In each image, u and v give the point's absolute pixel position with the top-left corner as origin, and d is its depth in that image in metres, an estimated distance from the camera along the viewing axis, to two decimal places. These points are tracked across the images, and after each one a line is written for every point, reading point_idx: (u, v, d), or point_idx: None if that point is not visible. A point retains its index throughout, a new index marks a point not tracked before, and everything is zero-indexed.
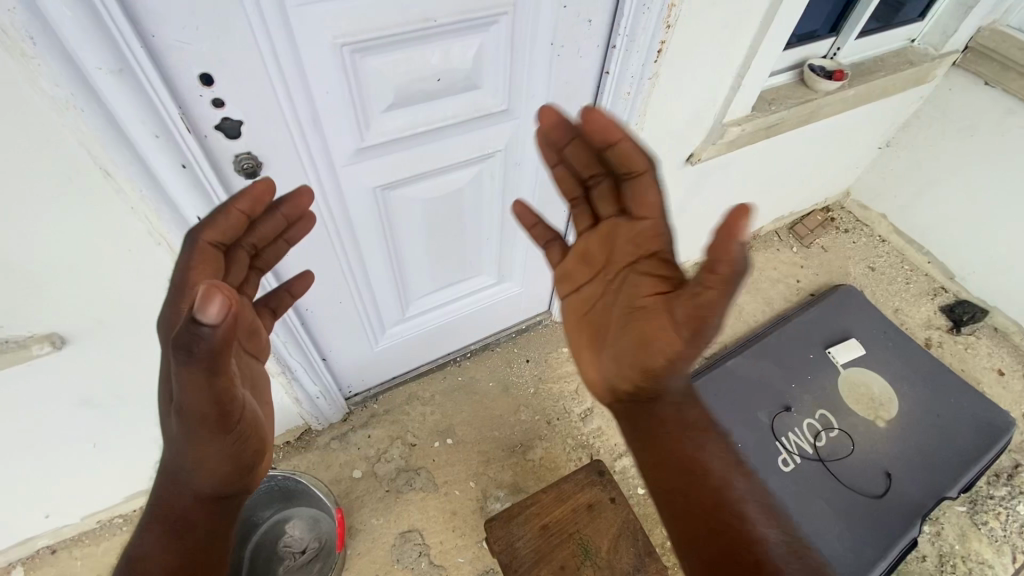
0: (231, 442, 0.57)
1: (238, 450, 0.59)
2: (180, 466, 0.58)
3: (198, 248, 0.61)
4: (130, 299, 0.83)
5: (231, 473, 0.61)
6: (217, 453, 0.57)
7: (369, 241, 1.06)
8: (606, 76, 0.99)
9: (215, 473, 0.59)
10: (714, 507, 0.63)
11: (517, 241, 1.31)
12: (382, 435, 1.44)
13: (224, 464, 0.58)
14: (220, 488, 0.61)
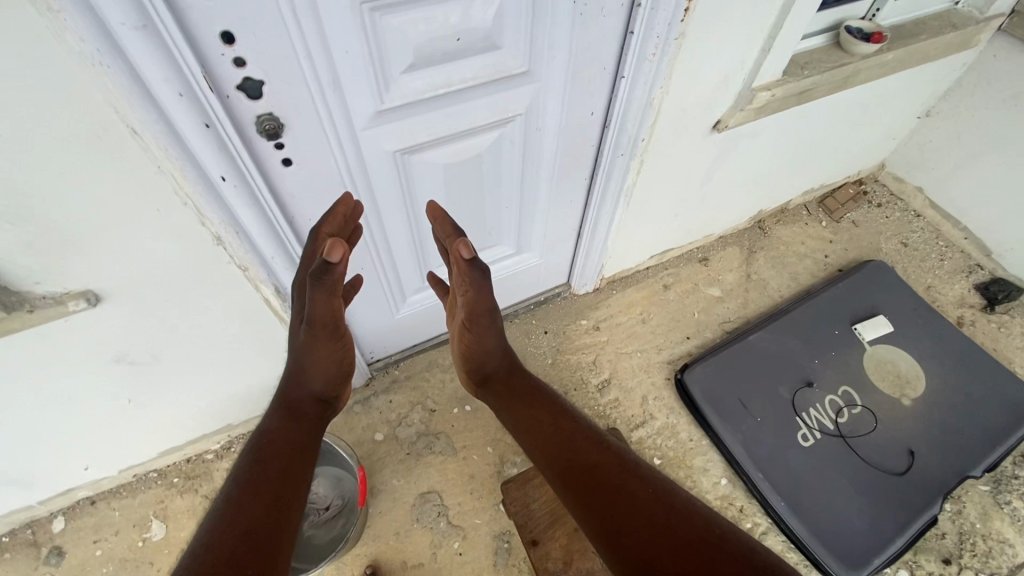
0: (330, 348, 0.81)
1: (338, 358, 0.85)
2: (301, 368, 0.82)
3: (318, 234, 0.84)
4: (159, 259, 0.86)
5: (332, 379, 0.85)
6: (329, 355, 0.82)
7: (389, 207, 1.07)
8: (630, 36, 0.96)
9: (324, 376, 0.83)
10: (592, 455, 0.76)
11: (538, 210, 1.30)
12: (402, 400, 1.47)
13: (332, 366, 0.84)
14: (323, 391, 0.84)
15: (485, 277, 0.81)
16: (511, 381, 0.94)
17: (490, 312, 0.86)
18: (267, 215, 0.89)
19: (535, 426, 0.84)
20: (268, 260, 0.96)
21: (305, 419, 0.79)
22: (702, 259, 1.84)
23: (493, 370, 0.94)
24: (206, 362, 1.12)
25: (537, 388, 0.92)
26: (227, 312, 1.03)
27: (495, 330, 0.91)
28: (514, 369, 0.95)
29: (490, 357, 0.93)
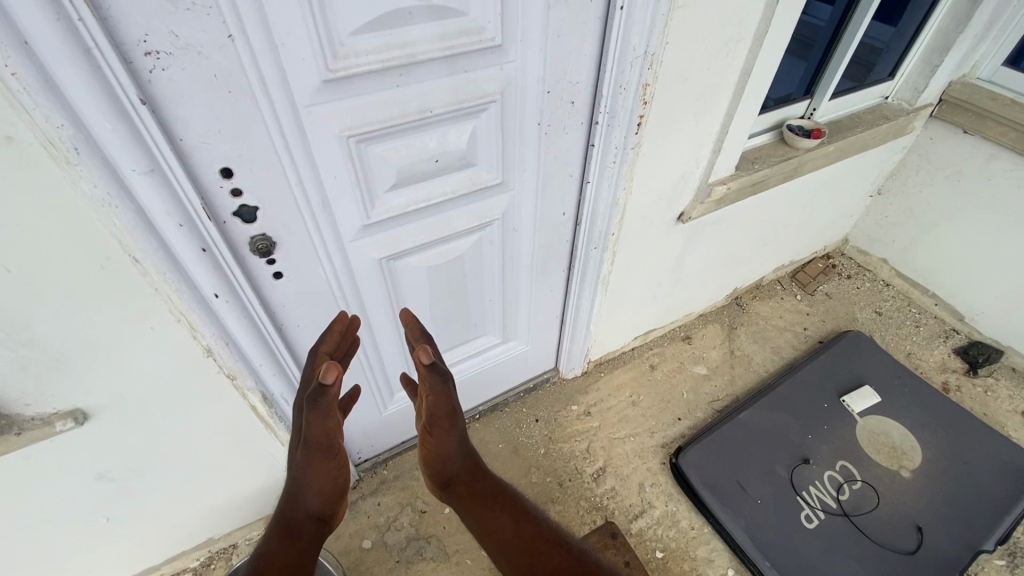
0: (326, 467, 0.75)
1: (338, 475, 0.78)
2: (299, 490, 0.75)
3: (320, 353, 0.85)
4: (150, 373, 0.88)
5: (330, 500, 0.77)
6: (327, 473, 0.76)
7: (375, 310, 1.11)
8: (592, 148, 1.07)
9: (321, 497, 0.75)
10: (557, 555, 0.76)
11: (520, 302, 1.35)
12: (392, 502, 1.43)
13: (329, 486, 0.76)
14: (321, 512, 0.76)
15: (445, 381, 0.80)
16: (474, 484, 0.86)
17: (452, 415, 0.83)
18: (257, 325, 0.92)
19: (497, 531, 0.80)
20: (256, 367, 0.98)
21: (301, 545, 0.72)
22: (686, 337, 1.88)
23: (454, 475, 0.86)
24: (191, 473, 1.10)
25: (502, 488, 0.87)
26: (215, 421, 1.03)
27: (458, 432, 0.86)
28: (477, 470, 0.87)
29: (451, 461, 0.85)
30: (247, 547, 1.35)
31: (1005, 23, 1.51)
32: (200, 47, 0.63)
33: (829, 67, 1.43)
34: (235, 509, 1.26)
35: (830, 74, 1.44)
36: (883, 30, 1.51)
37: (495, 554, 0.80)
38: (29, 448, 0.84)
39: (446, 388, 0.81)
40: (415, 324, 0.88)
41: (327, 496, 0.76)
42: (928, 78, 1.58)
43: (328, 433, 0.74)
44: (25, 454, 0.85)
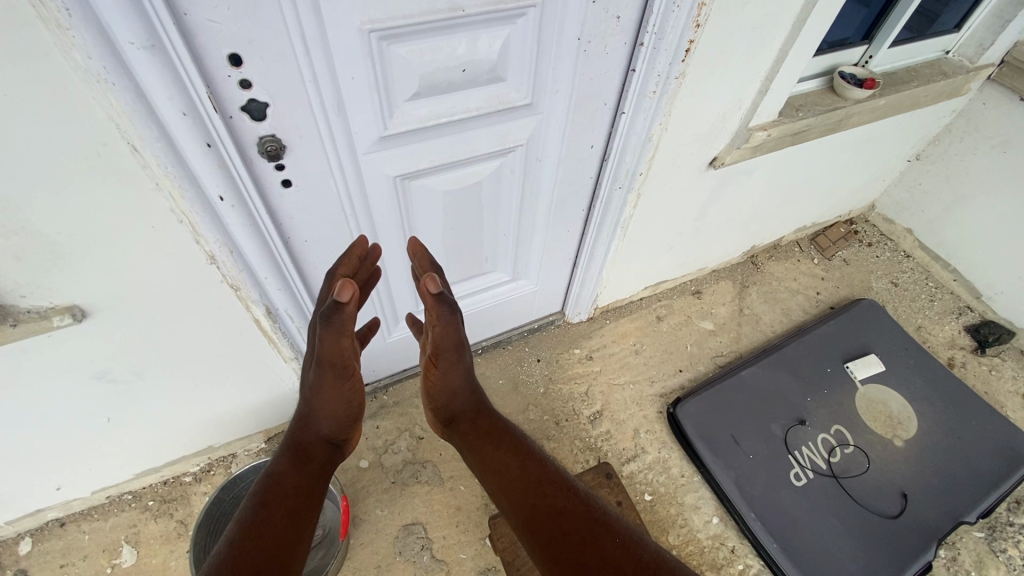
0: (339, 391, 0.75)
1: (350, 399, 0.78)
2: (310, 411, 0.77)
3: (335, 277, 0.83)
4: (151, 276, 0.84)
5: (340, 423, 0.78)
6: (340, 397, 0.76)
7: (384, 232, 1.06)
8: (631, 74, 0.98)
9: (332, 416, 0.76)
10: (559, 497, 0.75)
11: (534, 238, 1.30)
12: (390, 427, 1.44)
13: (340, 408, 0.77)
14: (332, 434, 0.78)
15: (453, 313, 0.76)
16: (479, 421, 0.88)
17: (458, 347, 0.81)
18: (264, 236, 0.88)
19: (500, 470, 0.80)
20: (261, 280, 0.95)
21: (312, 465, 0.73)
22: (696, 291, 1.85)
23: (459, 410, 0.88)
24: (192, 382, 1.09)
25: (507, 429, 0.87)
26: (215, 332, 1.01)
27: (464, 367, 0.85)
28: (482, 408, 0.89)
29: (456, 394, 0.87)
30: (245, 458, 1.37)
31: None
32: None
33: (894, 10, 1.31)
34: (236, 420, 1.27)
35: (893, 19, 1.31)
36: None
37: (496, 493, 0.79)
38: (24, 341, 0.81)
39: (454, 318, 0.77)
40: (426, 252, 0.84)
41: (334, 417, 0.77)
42: (995, 35, 1.46)
43: (341, 354, 0.71)
44: (20, 347, 0.82)
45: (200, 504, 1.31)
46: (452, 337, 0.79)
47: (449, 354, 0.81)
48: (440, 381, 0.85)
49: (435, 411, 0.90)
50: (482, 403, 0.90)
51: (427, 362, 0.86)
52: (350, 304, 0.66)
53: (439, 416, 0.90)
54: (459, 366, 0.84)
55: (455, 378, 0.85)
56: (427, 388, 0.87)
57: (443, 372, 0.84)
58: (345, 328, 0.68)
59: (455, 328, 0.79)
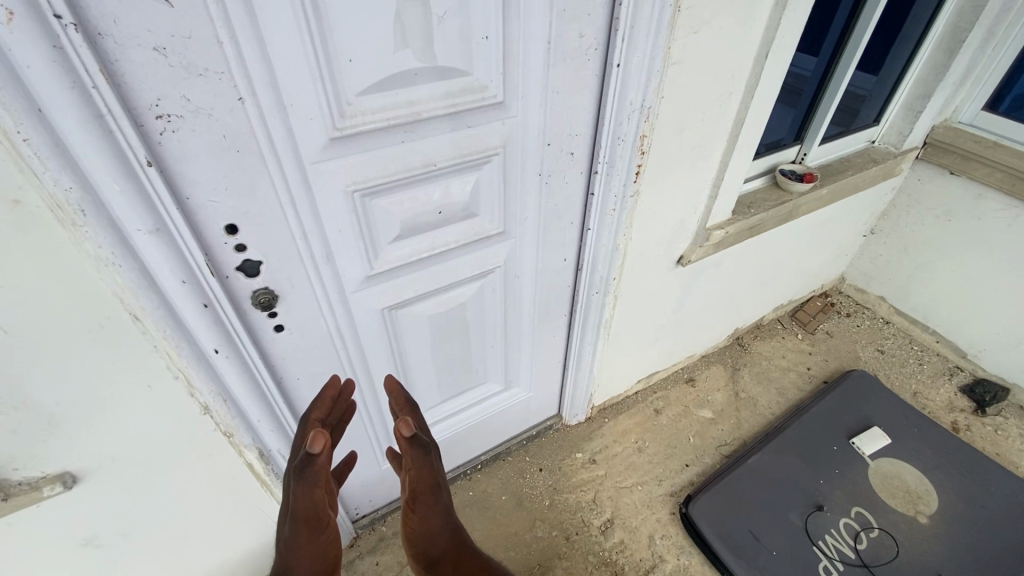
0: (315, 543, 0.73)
1: (325, 551, 0.75)
2: (285, 569, 0.73)
3: (308, 421, 0.83)
4: (146, 432, 0.85)
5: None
6: (316, 550, 0.74)
7: (375, 360, 1.09)
8: (591, 197, 1.09)
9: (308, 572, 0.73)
10: None
11: (522, 348, 1.34)
12: (391, 562, 1.36)
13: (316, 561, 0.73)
14: None
15: (425, 453, 0.80)
16: (462, 563, 0.84)
17: (434, 488, 0.82)
18: (257, 380, 0.90)
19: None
20: (254, 424, 0.95)
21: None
22: (689, 379, 1.86)
23: (439, 552, 0.84)
24: (183, 537, 1.05)
25: (492, 569, 0.85)
26: (207, 480, 0.99)
27: (442, 506, 0.84)
28: (463, 547, 0.86)
29: (435, 537, 0.84)
30: None
31: (983, 71, 1.57)
32: (210, 111, 0.65)
33: (817, 114, 1.48)
34: (228, 573, 1.20)
35: (818, 121, 1.48)
36: (865, 78, 1.58)
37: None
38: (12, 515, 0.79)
39: (426, 458, 0.80)
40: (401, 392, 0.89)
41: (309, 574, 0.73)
42: (912, 124, 1.64)
43: (315, 506, 0.72)
44: (8, 520, 0.80)
45: None
46: (425, 477, 0.80)
47: (426, 493, 0.81)
48: (420, 522, 0.83)
49: (414, 553, 0.86)
50: (463, 542, 0.87)
51: (405, 504, 0.84)
52: (321, 451, 0.72)
53: (417, 558, 0.86)
54: (437, 505, 0.83)
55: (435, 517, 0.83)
56: (408, 529, 0.85)
57: (423, 512, 0.82)
58: (318, 479, 0.71)
59: (429, 467, 0.81)
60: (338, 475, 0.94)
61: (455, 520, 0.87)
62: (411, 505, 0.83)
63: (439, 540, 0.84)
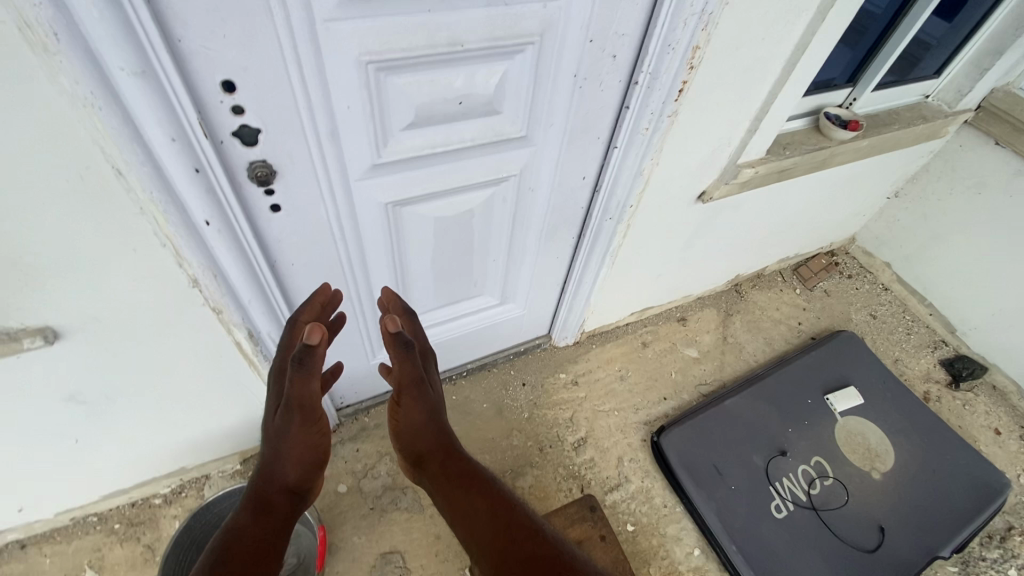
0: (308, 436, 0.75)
1: (316, 444, 0.77)
2: (274, 461, 0.74)
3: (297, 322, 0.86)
4: (131, 299, 0.82)
5: (306, 473, 0.76)
6: (307, 442, 0.75)
7: (372, 255, 1.04)
8: (624, 111, 0.99)
9: (298, 465, 0.74)
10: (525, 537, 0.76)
11: (524, 265, 1.30)
12: (371, 450, 1.43)
13: (307, 454, 0.75)
14: (298, 485, 0.75)
15: (410, 348, 0.83)
16: (449, 463, 0.87)
17: (419, 383, 0.86)
18: (250, 260, 0.86)
19: (468, 511, 0.80)
20: (245, 304, 0.92)
21: (275, 518, 0.71)
22: (681, 318, 1.85)
23: (426, 449, 0.88)
24: (168, 404, 1.06)
25: (478, 471, 0.87)
26: (194, 354, 0.98)
27: (428, 403, 0.88)
28: (452, 447, 0.89)
29: (421, 431, 0.88)
30: (220, 480, 1.33)
31: None
32: None
33: (880, 54, 1.34)
34: (212, 442, 1.24)
35: (879, 63, 1.35)
36: (938, 23, 1.43)
37: (464, 534, 0.80)
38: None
39: (410, 351, 0.84)
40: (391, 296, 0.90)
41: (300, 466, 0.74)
42: (975, 82, 1.50)
43: (309, 399, 0.72)
44: None
45: (170, 528, 1.26)
46: (408, 370, 0.84)
47: (410, 387, 0.86)
48: (406, 418, 0.88)
49: (404, 450, 0.91)
50: (452, 443, 0.90)
51: (393, 402, 0.90)
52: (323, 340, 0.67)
53: (406, 454, 0.91)
54: (422, 403, 0.87)
55: (419, 413, 0.88)
56: (395, 424, 0.90)
57: (407, 407, 0.87)
58: (314, 372, 0.69)
59: (412, 364, 0.84)
60: (329, 376, 0.94)
61: (441, 418, 0.90)
62: (397, 401, 0.88)
63: (425, 435, 0.88)
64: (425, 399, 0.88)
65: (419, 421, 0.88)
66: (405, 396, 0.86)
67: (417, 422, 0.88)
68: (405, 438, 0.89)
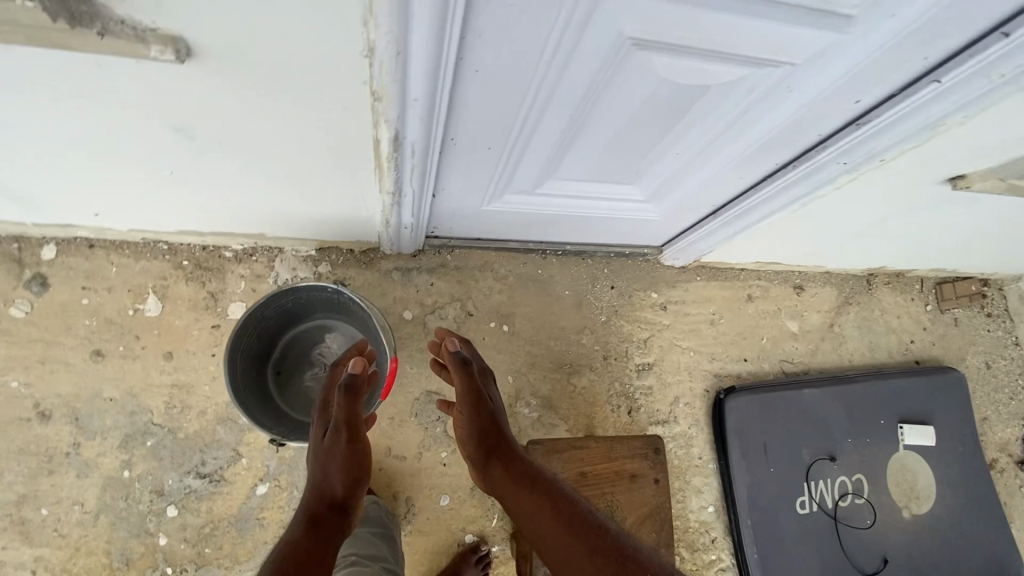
0: (351, 450, 0.89)
1: (360, 460, 0.91)
2: (323, 478, 0.88)
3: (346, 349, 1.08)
4: (289, 44, 0.61)
5: (351, 484, 0.88)
6: (350, 460, 0.89)
7: (563, 100, 0.80)
8: (997, 36, 0.68)
9: (342, 475, 0.88)
10: (600, 538, 0.81)
11: (701, 172, 1.06)
12: (444, 290, 1.35)
13: (350, 468, 0.89)
14: (345, 498, 0.87)
15: (464, 363, 1.04)
16: (512, 466, 0.94)
17: (477, 397, 1.01)
18: (442, 48, 0.63)
19: (535, 517, 0.86)
20: (407, 101, 0.72)
21: (325, 529, 0.81)
22: (798, 285, 1.63)
23: (491, 448, 0.96)
24: (275, 173, 0.92)
25: (537, 472, 0.92)
26: (323, 135, 0.80)
27: (481, 410, 1.00)
28: (510, 452, 0.96)
29: (484, 429, 0.98)
30: (291, 258, 1.25)
31: None
32: None
33: None
34: (299, 223, 1.13)
35: None
36: None
37: (534, 534, 0.86)
38: (111, 59, 0.60)
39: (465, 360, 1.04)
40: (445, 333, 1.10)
41: (344, 476, 0.88)
42: None
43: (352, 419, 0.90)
44: (105, 62, 0.62)
45: (234, 286, 1.21)
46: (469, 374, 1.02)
47: (471, 389, 1.01)
48: (471, 419, 0.99)
49: (469, 454, 1.00)
50: (512, 450, 0.96)
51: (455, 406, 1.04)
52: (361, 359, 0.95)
53: (474, 456, 0.99)
54: (484, 406, 0.99)
55: (482, 415, 0.99)
56: (462, 431, 1.02)
57: (470, 409, 1.00)
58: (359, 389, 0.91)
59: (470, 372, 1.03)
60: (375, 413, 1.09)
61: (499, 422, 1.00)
62: (462, 400, 1.01)
63: (491, 438, 0.97)
64: (483, 403, 1.00)
65: (483, 425, 0.98)
66: (466, 399, 1.00)
67: (482, 427, 0.98)
68: (475, 441, 0.98)
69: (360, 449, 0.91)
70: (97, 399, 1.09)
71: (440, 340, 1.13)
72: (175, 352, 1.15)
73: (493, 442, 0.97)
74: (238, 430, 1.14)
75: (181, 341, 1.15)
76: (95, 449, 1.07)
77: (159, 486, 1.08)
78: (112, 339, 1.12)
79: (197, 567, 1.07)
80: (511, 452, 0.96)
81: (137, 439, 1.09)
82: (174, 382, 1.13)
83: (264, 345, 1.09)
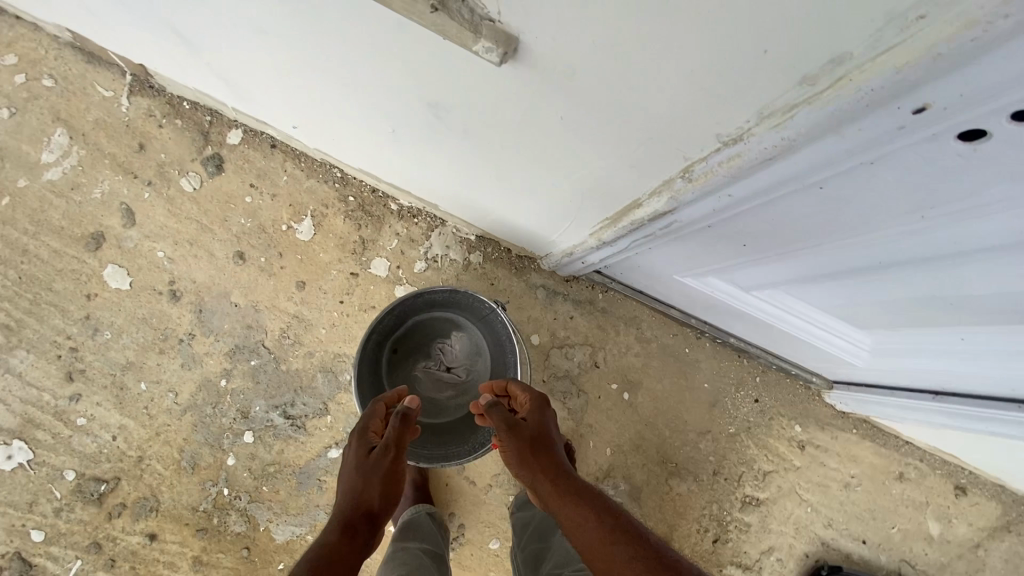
0: (394, 469, 0.75)
1: (399, 483, 0.75)
2: (355, 490, 0.72)
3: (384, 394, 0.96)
4: (639, 93, 0.47)
5: (385, 503, 0.72)
6: (391, 479, 0.74)
7: (893, 247, 0.61)
8: None
9: (377, 488, 0.72)
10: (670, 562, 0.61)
11: (972, 365, 0.83)
12: (581, 329, 1.21)
13: (389, 484, 0.73)
14: (377, 517, 0.71)
15: (526, 391, 0.86)
16: (559, 481, 0.72)
17: (530, 418, 0.81)
18: (826, 168, 0.46)
19: (585, 534, 0.66)
20: (717, 192, 0.55)
21: (358, 542, 0.67)
22: (961, 485, 1.29)
23: (531, 463, 0.75)
24: (493, 179, 0.79)
25: (589, 488, 0.71)
26: (582, 173, 0.66)
27: (524, 425, 0.79)
28: (556, 467, 0.74)
29: (523, 446, 0.76)
30: (449, 234, 1.15)
31: None
32: None
33: None
34: (478, 215, 1.02)
35: None
36: None
37: (583, 556, 0.66)
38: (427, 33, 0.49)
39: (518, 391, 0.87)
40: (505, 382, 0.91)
41: (382, 491, 0.72)
42: None
43: (400, 440, 0.77)
44: (415, 33, 0.50)
45: (385, 240, 1.12)
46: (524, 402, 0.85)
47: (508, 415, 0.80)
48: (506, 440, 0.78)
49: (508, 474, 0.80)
50: (560, 462, 0.75)
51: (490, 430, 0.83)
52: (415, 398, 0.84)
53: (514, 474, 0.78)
54: (527, 423, 0.79)
55: (521, 433, 0.78)
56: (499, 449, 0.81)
57: (505, 430, 0.78)
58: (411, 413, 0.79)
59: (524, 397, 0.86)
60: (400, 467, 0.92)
61: (548, 433, 0.79)
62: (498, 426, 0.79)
63: (532, 456, 0.75)
64: (522, 423, 0.79)
65: (521, 442, 0.77)
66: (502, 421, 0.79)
67: (519, 444, 0.77)
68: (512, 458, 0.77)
69: (402, 469, 0.76)
70: (224, 300, 1.07)
71: (491, 388, 0.91)
72: (308, 284, 1.09)
73: (534, 460, 0.75)
74: (334, 386, 1.08)
75: (317, 275, 1.09)
76: (205, 347, 1.06)
77: (246, 408, 1.06)
78: (258, 247, 1.08)
79: (249, 500, 1.05)
80: (557, 465, 0.75)
81: (243, 354, 1.06)
82: (296, 314, 1.08)
83: (393, 321, 1.00)
